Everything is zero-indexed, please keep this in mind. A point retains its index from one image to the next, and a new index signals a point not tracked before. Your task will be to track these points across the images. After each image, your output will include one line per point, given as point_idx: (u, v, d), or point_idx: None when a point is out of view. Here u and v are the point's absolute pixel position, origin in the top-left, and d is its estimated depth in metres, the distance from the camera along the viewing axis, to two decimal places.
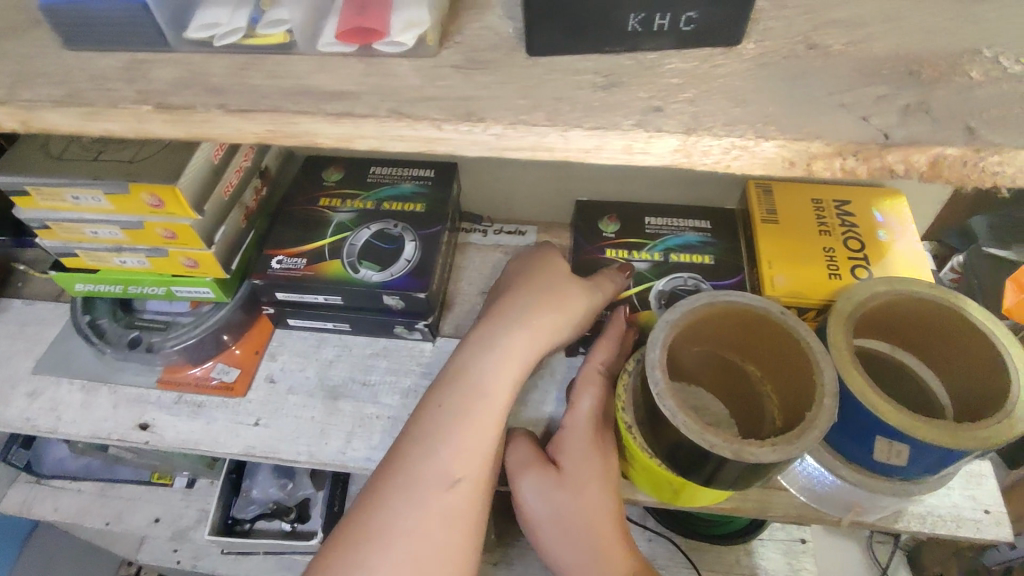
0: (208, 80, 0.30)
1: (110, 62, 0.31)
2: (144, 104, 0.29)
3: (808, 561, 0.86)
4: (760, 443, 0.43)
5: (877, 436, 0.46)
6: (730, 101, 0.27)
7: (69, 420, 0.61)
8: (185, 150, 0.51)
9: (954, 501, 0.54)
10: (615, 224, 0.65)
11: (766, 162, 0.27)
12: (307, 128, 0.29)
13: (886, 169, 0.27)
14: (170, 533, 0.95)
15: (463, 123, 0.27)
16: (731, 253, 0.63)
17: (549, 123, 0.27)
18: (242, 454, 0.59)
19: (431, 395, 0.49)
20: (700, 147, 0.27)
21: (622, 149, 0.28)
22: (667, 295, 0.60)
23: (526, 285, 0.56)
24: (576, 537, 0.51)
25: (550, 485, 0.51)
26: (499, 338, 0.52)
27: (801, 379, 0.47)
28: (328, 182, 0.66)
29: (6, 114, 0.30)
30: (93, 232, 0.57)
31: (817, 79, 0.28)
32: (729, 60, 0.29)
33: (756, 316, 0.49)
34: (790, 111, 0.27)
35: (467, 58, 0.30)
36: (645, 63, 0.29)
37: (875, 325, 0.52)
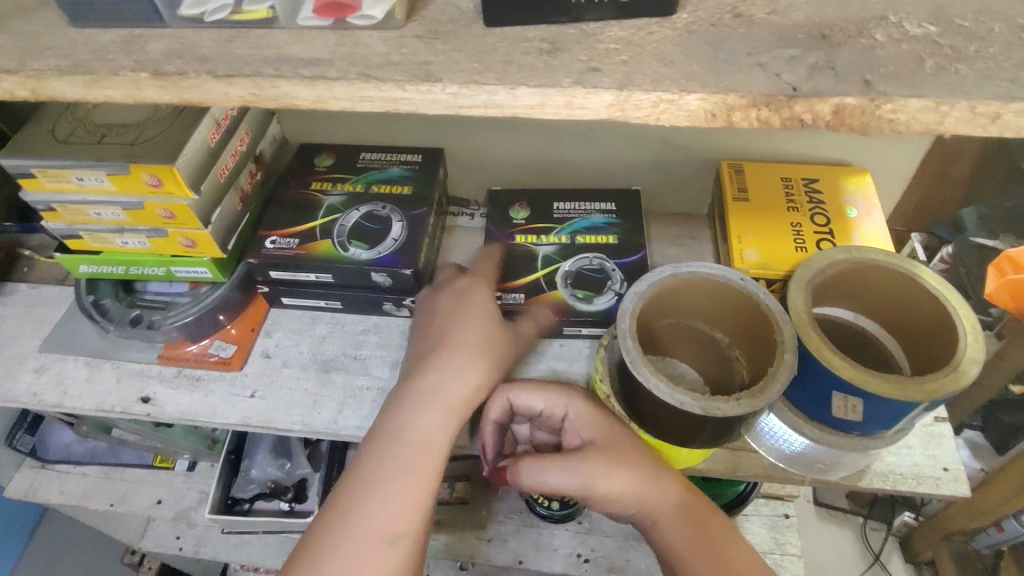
0: (197, 51, 0.33)
1: (110, 37, 0.34)
2: (139, 72, 0.32)
3: (792, 535, 0.91)
4: (725, 399, 0.46)
5: (834, 393, 0.49)
6: (659, 62, 0.30)
7: (75, 394, 0.64)
8: (183, 133, 0.55)
9: (915, 460, 0.57)
10: (525, 211, 0.68)
11: (692, 115, 0.30)
12: (285, 91, 0.32)
13: (797, 119, 0.30)
14: (172, 514, 0.97)
15: (422, 83, 0.30)
16: (634, 231, 0.66)
17: (499, 82, 0.30)
18: (239, 424, 0.63)
19: (373, 445, 0.49)
20: (633, 101, 0.30)
21: (565, 106, 0.31)
22: (573, 275, 0.63)
23: (458, 320, 0.56)
24: (646, 488, 0.49)
25: (594, 459, 0.49)
26: (437, 387, 0.52)
27: (767, 344, 0.50)
28: (320, 167, 0.70)
29: (18, 83, 0.33)
30: (97, 214, 0.60)
31: (739, 42, 0.31)
32: (662, 28, 0.32)
33: (719, 284, 0.52)
34: (712, 70, 0.30)
35: (429, 29, 0.33)
36: (587, 31, 0.32)
37: (837, 294, 0.55)
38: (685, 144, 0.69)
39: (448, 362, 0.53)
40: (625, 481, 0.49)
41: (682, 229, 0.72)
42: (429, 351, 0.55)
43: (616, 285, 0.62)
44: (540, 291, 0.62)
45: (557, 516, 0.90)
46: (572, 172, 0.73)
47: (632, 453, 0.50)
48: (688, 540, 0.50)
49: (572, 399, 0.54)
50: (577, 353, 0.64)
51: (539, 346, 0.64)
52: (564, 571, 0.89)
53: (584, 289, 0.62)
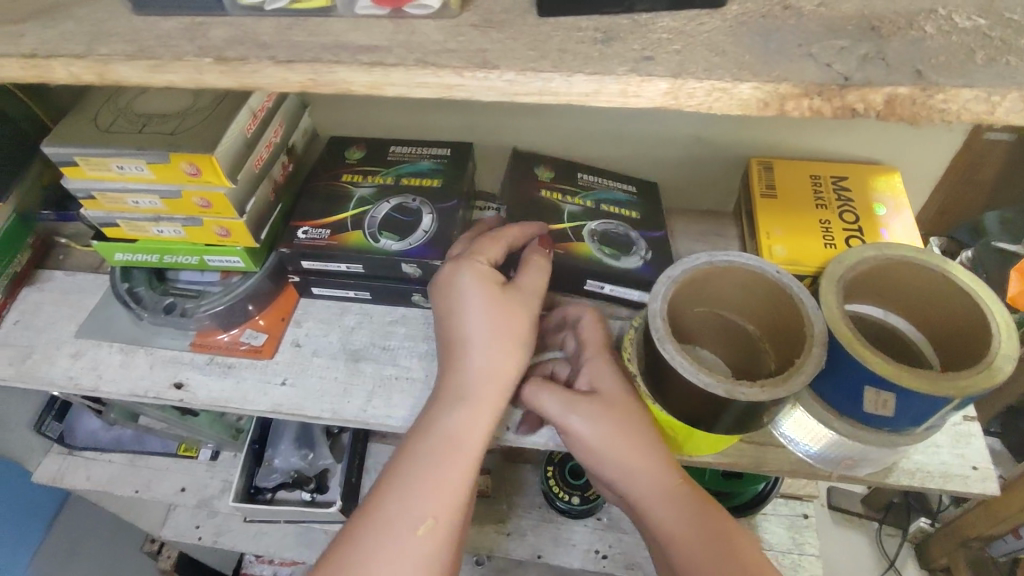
0: (258, 37, 0.33)
1: (173, 24, 0.35)
2: (203, 57, 0.33)
3: (811, 535, 0.92)
4: (750, 384, 0.47)
5: (865, 387, 0.49)
6: (711, 52, 0.31)
7: (109, 379, 0.66)
8: (222, 122, 0.56)
9: (943, 458, 0.57)
10: (551, 171, 0.69)
11: (746, 104, 0.31)
12: (343, 77, 0.32)
13: (848, 109, 0.30)
14: (195, 501, 0.99)
15: (480, 70, 0.31)
16: (653, 214, 0.68)
17: (554, 69, 0.31)
18: (270, 411, 0.64)
19: (407, 444, 0.52)
20: (688, 89, 0.30)
21: (619, 93, 0.31)
22: (599, 233, 0.65)
23: (462, 306, 0.55)
24: (631, 452, 0.53)
25: (597, 408, 0.54)
26: (469, 388, 0.53)
27: (796, 336, 0.51)
28: (350, 159, 0.71)
29: (85, 68, 0.34)
30: (135, 202, 0.61)
31: (789, 33, 0.31)
32: (713, 19, 0.32)
33: (751, 275, 0.53)
34: (762, 60, 0.30)
35: (483, 19, 0.33)
36: (639, 21, 0.32)
37: (870, 290, 0.55)
38: (715, 140, 0.69)
39: (470, 353, 0.54)
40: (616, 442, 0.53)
41: (708, 227, 0.73)
42: (450, 350, 0.55)
43: (641, 251, 0.65)
44: (567, 240, 0.63)
45: (576, 510, 0.90)
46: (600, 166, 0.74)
47: (624, 417, 0.53)
48: (682, 524, 0.52)
49: (598, 353, 0.57)
50: None
51: None
52: (582, 566, 0.89)
53: (611, 247, 0.64)
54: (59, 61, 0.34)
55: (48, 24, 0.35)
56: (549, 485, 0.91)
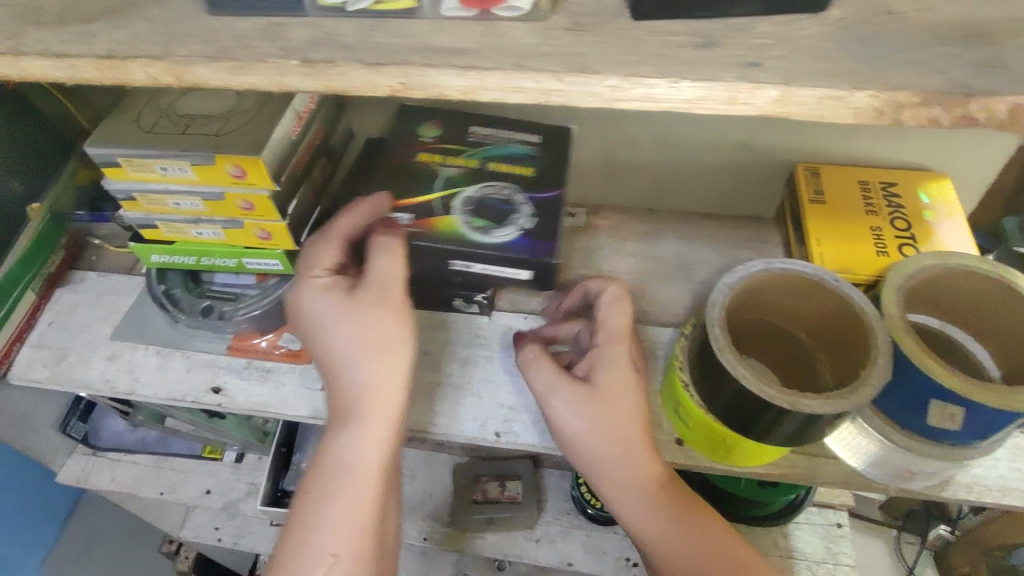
0: (341, 39, 0.32)
1: (249, 25, 0.34)
2: (287, 59, 0.32)
3: (846, 545, 0.90)
4: (814, 397, 0.46)
5: (931, 399, 0.48)
6: (819, 59, 0.30)
7: (147, 383, 0.65)
8: (268, 124, 0.55)
9: (1001, 472, 0.56)
10: (436, 129, 0.65)
11: (858, 113, 0.30)
12: (434, 80, 0.31)
13: (966, 118, 0.29)
14: (221, 504, 0.99)
15: (581, 75, 0.30)
16: (551, 167, 0.62)
17: (659, 75, 0.30)
18: (310, 417, 0.63)
19: (308, 472, 0.53)
20: (797, 98, 0.29)
21: (725, 101, 0.30)
22: (476, 202, 0.60)
23: (320, 327, 0.55)
24: (617, 449, 0.53)
25: (580, 399, 0.53)
26: (353, 405, 0.53)
27: (856, 348, 0.50)
28: (395, 152, 0.68)
29: (163, 69, 0.33)
30: (176, 204, 0.61)
31: (895, 39, 0.30)
32: (814, 24, 0.31)
33: (808, 283, 0.52)
34: (873, 67, 0.29)
35: (573, 22, 0.32)
36: (735, 26, 0.31)
37: (929, 300, 0.54)
38: (762, 146, 0.68)
39: (342, 372, 0.53)
40: (608, 440, 0.53)
41: (750, 233, 0.72)
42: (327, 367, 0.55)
43: (521, 219, 0.59)
44: (432, 212, 0.59)
45: (607, 517, 0.89)
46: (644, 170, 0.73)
47: (618, 411, 0.53)
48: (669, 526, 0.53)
49: (611, 341, 0.56)
50: (648, 353, 0.64)
51: None
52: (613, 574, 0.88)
53: (483, 219, 0.59)
54: (137, 62, 0.33)
55: (120, 23, 0.34)
56: (581, 492, 0.90)
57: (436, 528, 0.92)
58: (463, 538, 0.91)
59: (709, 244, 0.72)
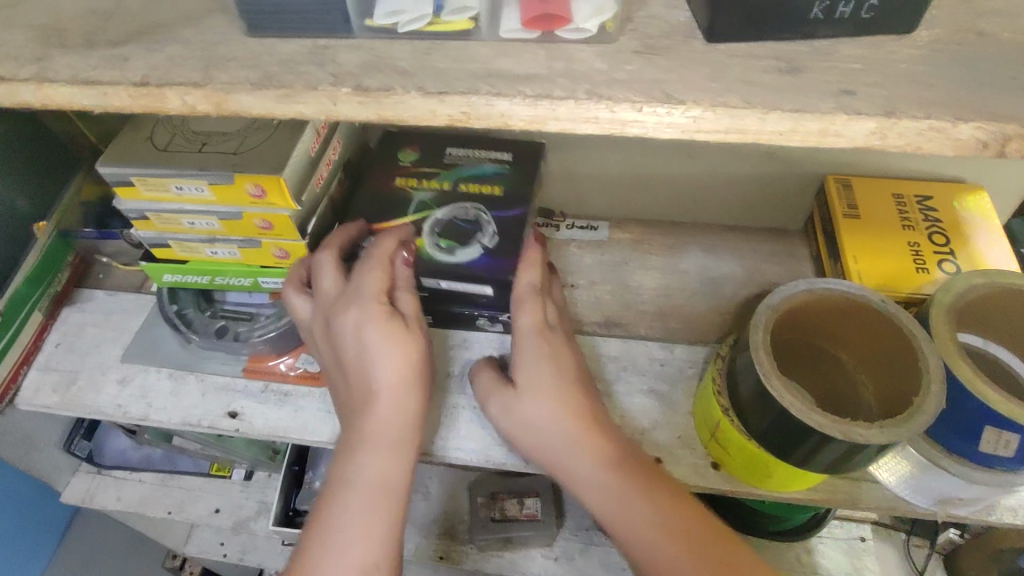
0: (396, 63, 0.30)
1: (294, 48, 0.32)
2: (339, 86, 0.30)
3: (870, 559, 0.89)
4: (868, 425, 0.45)
5: (986, 427, 0.46)
6: (919, 85, 0.28)
7: (160, 408, 0.63)
8: (288, 141, 0.53)
9: None
10: (415, 153, 0.65)
11: (960, 145, 0.28)
12: (500, 110, 0.29)
13: None
14: (230, 523, 0.96)
15: (662, 105, 0.28)
16: (520, 185, 0.62)
17: (748, 105, 0.28)
18: (331, 442, 0.60)
19: (327, 500, 0.48)
20: (899, 129, 0.28)
21: (816, 132, 0.28)
22: (444, 223, 0.60)
23: (365, 359, 0.51)
24: (556, 441, 0.50)
25: (509, 401, 0.53)
26: (386, 430, 0.50)
27: (904, 371, 0.48)
28: (404, 161, 0.65)
29: (202, 97, 0.31)
30: (190, 223, 0.58)
31: (992, 63, 0.29)
32: (903, 47, 0.30)
33: (853, 304, 0.50)
34: (976, 95, 0.28)
35: (645, 44, 0.31)
36: (820, 49, 0.30)
37: (974, 319, 0.52)
38: (792, 158, 0.66)
39: (374, 395, 0.50)
40: (548, 435, 0.51)
41: (778, 246, 0.71)
42: (357, 391, 0.51)
43: (486, 239, 0.59)
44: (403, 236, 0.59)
45: None
46: (669, 183, 0.71)
47: (553, 401, 0.51)
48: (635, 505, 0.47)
49: (531, 334, 0.54)
50: (679, 373, 0.62)
51: (638, 363, 0.63)
52: None
53: (448, 239, 0.58)
54: (174, 88, 0.31)
55: (155, 48, 0.33)
56: None
57: (453, 547, 0.89)
58: (481, 557, 0.89)
59: (737, 257, 0.70)
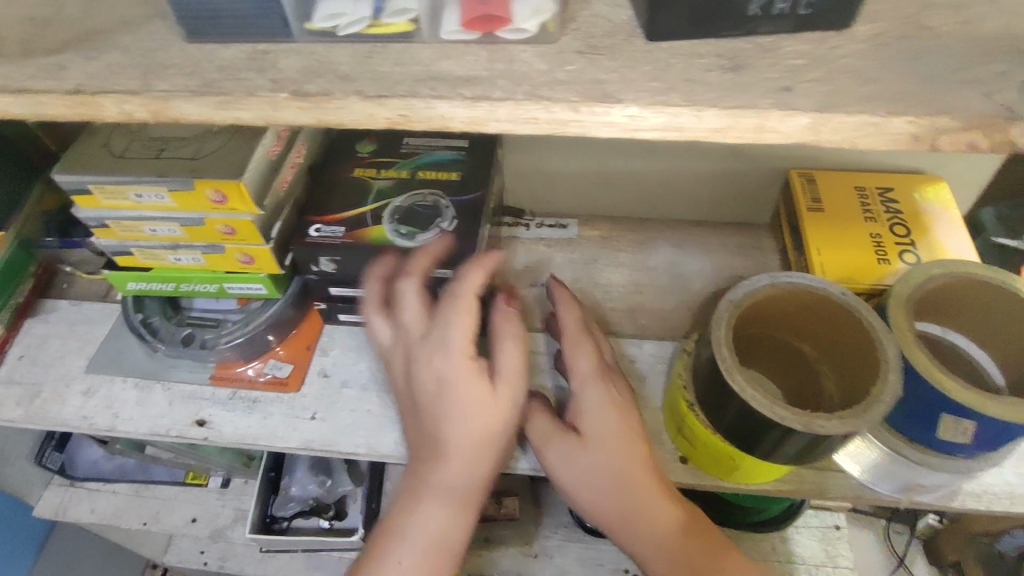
0: (338, 68, 0.31)
1: (234, 53, 0.32)
2: (278, 91, 0.30)
3: (844, 547, 0.90)
4: (829, 416, 0.45)
5: (943, 415, 0.47)
6: (859, 80, 0.29)
7: (127, 418, 0.62)
8: (248, 145, 0.53)
9: (1008, 479, 0.54)
10: (372, 145, 0.66)
11: (896, 139, 0.29)
12: (440, 112, 0.30)
13: (1007, 143, 0.28)
14: (208, 532, 0.95)
15: (600, 104, 0.29)
16: (476, 170, 0.63)
17: (685, 103, 0.28)
18: (300, 448, 0.60)
19: (383, 557, 0.47)
20: (833, 124, 0.28)
21: (754, 128, 0.29)
22: (403, 210, 0.60)
23: (444, 414, 0.46)
24: (614, 498, 0.49)
25: (570, 451, 0.50)
26: (455, 490, 0.47)
27: (862, 361, 0.49)
28: (362, 153, 0.65)
29: (139, 105, 0.31)
30: (152, 230, 0.58)
31: (935, 57, 0.29)
32: (845, 41, 0.30)
33: (813, 297, 0.51)
34: (917, 89, 0.28)
35: (587, 44, 0.31)
36: (763, 45, 0.30)
37: (932, 309, 0.53)
38: (755, 153, 0.67)
39: (448, 458, 0.46)
40: (605, 491, 0.49)
41: (745, 239, 0.72)
42: (425, 447, 0.47)
43: (443, 223, 0.59)
44: (363, 225, 0.59)
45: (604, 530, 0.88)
46: (635, 180, 0.72)
47: (623, 457, 0.50)
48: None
49: (595, 379, 0.53)
50: (647, 368, 0.62)
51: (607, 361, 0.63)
52: None
53: (409, 225, 0.59)
54: (110, 96, 0.31)
55: (94, 55, 0.32)
56: None
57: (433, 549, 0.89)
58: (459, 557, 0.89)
59: (704, 252, 0.71)
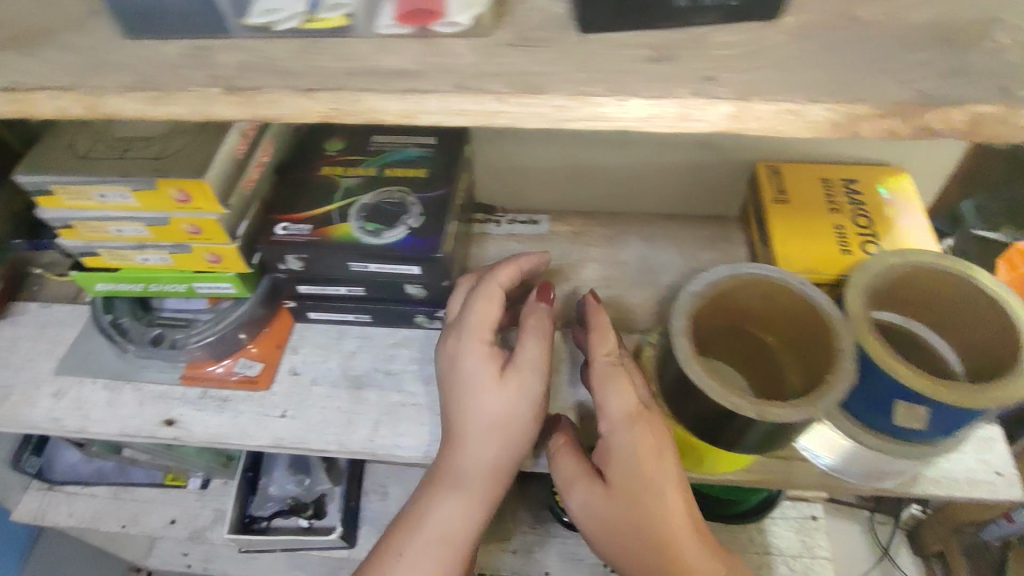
0: (275, 64, 0.31)
1: (173, 50, 0.33)
2: (211, 86, 0.31)
3: (821, 537, 0.91)
4: (783, 404, 0.46)
5: (897, 401, 0.48)
6: (781, 69, 0.29)
7: (96, 419, 0.62)
8: (212, 143, 0.53)
9: (967, 465, 0.55)
10: (341, 142, 0.66)
11: (815, 126, 0.29)
12: (370, 104, 0.30)
13: (925, 130, 0.29)
14: (187, 534, 0.95)
15: (526, 95, 0.29)
16: (443, 167, 0.62)
17: (608, 93, 0.29)
18: (271, 446, 0.60)
19: (396, 538, 0.53)
20: (752, 112, 0.29)
21: (675, 116, 0.30)
22: (370, 207, 0.60)
23: (455, 392, 0.52)
24: (642, 551, 0.47)
25: (599, 495, 0.48)
26: (464, 478, 0.51)
27: (820, 350, 0.49)
28: (331, 151, 0.65)
29: (75, 101, 0.32)
30: (118, 230, 0.58)
31: (859, 46, 0.30)
32: (772, 32, 0.31)
33: (772, 287, 0.51)
34: (837, 77, 0.29)
35: (519, 36, 0.32)
36: (694, 37, 0.31)
37: (892, 298, 0.54)
38: (720, 146, 0.67)
39: (459, 442, 0.52)
40: (633, 540, 0.47)
41: (713, 232, 0.72)
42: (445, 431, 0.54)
43: (411, 220, 0.59)
44: (329, 222, 0.59)
45: None
46: (604, 174, 0.72)
47: (652, 510, 0.47)
48: None
49: (634, 423, 0.48)
50: None
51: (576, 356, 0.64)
52: None
53: (375, 222, 0.59)
54: (47, 93, 0.32)
55: (36, 53, 0.33)
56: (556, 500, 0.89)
57: None
58: None
59: (674, 246, 0.71)
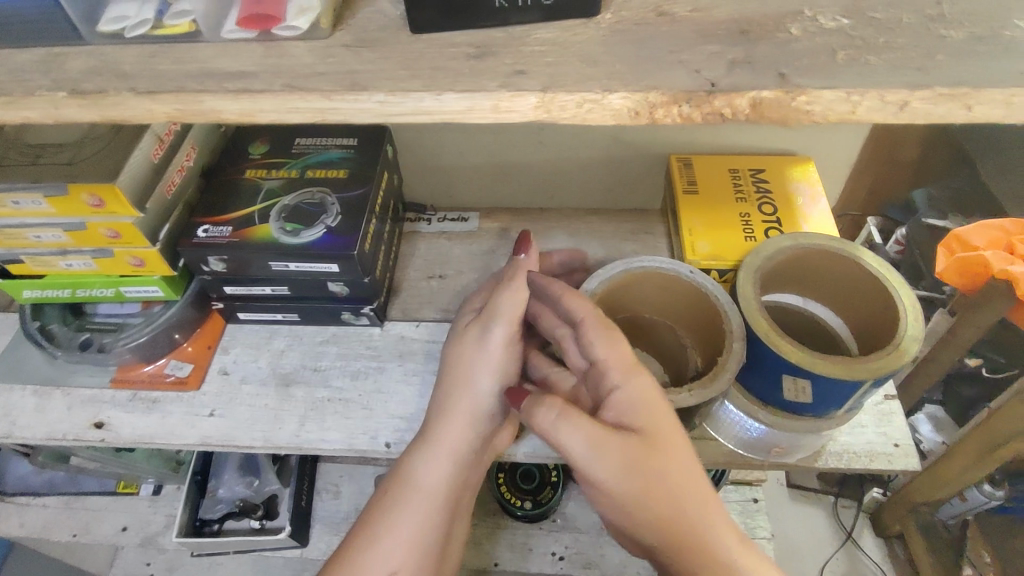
0: (120, 67, 0.35)
1: (28, 57, 0.36)
2: (59, 91, 0.34)
3: (763, 519, 0.93)
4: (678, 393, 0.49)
5: (784, 375, 0.49)
6: (585, 63, 0.33)
7: (24, 425, 0.63)
8: (125, 149, 0.54)
9: (868, 438, 0.58)
10: (265, 145, 0.67)
11: (617, 113, 0.33)
12: (210, 104, 0.34)
13: (717, 113, 0.32)
14: (138, 540, 0.95)
15: (349, 92, 0.33)
16: (364, 167, 0.64)
17: (424, 87, 0.32)
18: (198, 444, 0.62)
19: (382, 485, 0.54)
20: (556, 102, 0.32)
21: (492, 109, 0.33)
22: (290, 208, 0.61)
23: (448, 347, 0.57)
24: (663, 506, 0.44)
25: (625, 448, 0.44)
26: (439, 429, 0.54)
27: (715, 333, 0.53)
28: (255, 154, 0.66)
29: None
30: (36, 237, 0.58)
31: (660, 40, 0.34)
32: (587, 29, 0.34)
33: (667, 276, 0.54)
34: (631, 68, 0.33)
35: (356, 38, 0.35)
36: (514, 34, 0.35)
37: (788, 280, 0.57)
38: (633, 141, 0.70)
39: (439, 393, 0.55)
40: (655, 494, 0.44)
41: (633, 223, 0.75)
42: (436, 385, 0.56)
43: (328, 220, 0.60)
44: (250, 224, 0.60)
45: (531, 516, 0.91)
46: (525, 170, 0.74)
47: (669, 460, 0.44)
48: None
49: (629, 374, 0.46)
50: None
51: None
52: (539, 570, 0.89)
53: (295, 222, 0.60)
54: None
55: None
56: (502, 492, 0.91)
57: None
58: None
59: (595, 238, 0.73)
